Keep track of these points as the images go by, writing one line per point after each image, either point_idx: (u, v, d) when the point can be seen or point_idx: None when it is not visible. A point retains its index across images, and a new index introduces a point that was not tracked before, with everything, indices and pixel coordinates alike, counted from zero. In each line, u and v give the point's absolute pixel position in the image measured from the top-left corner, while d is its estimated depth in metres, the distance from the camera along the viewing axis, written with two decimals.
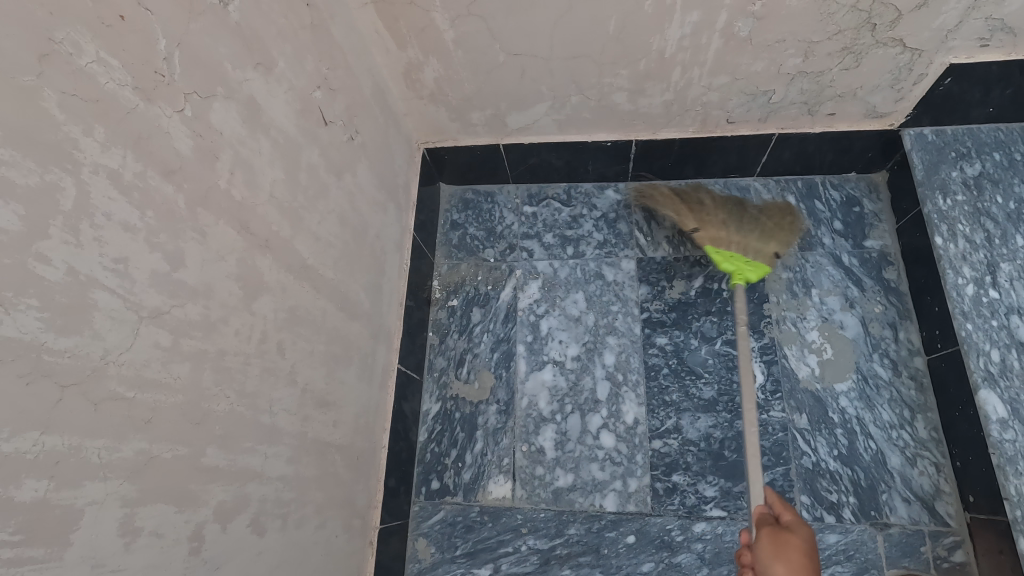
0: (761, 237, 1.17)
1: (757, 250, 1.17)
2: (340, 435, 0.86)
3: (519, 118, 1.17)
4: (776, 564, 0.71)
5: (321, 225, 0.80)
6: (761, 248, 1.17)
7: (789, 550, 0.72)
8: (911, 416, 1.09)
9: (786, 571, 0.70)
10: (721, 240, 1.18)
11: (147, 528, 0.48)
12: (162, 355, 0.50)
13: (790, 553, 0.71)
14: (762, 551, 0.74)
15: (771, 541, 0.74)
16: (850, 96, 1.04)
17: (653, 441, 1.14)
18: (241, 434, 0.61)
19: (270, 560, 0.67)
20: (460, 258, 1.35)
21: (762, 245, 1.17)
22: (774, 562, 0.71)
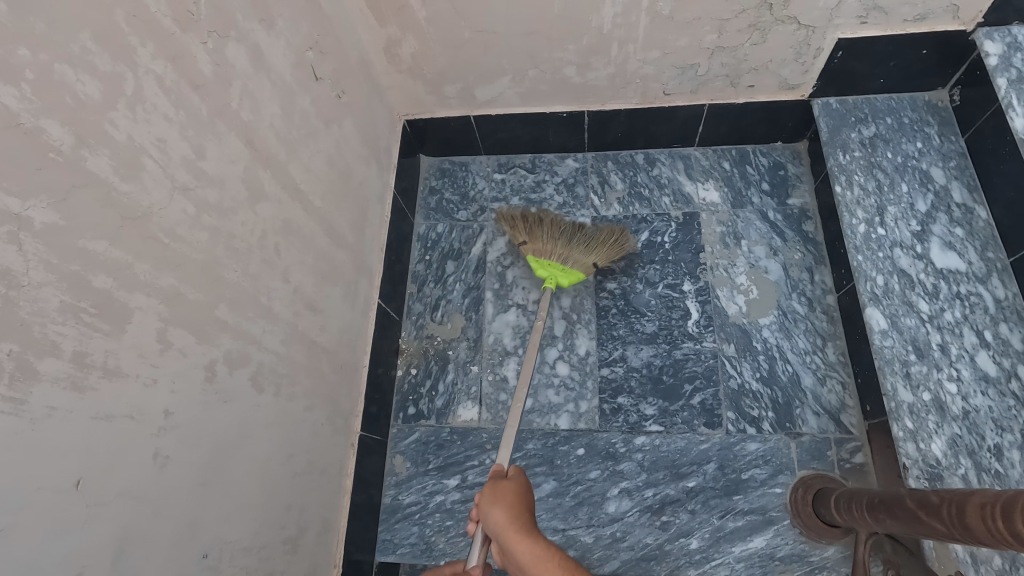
0: (581, 250, 1.30)
1: (575, 261, 1.29)
2: (326, 340, 1.02)
3: (485, 91, 1.35)
4: (495, 509, 0.76)
5: (311, 159, 0.97)
6: (581, 259, 1.30)
7: (504, 494, 0.78)
8: (822, 343, 1.26)
9: (504, 514, 0.75)
10: (549, 253, 1.30)
11: (176, 344, 0.65)
12: (188, 220, 0.67)
13: (506, 500, 0.77)
14: (485, 500, 0.79)
15: (492, 491, 0.79)
16: (764, 70, 1.23)
17: (601, 369, 1.31)
18: (245, 303, 0.78)
19: (267, 415, 0.83)
20: (437, 219, 1.53)
21: (584, 255, 1.30)
22: (489, 505, 0.77)
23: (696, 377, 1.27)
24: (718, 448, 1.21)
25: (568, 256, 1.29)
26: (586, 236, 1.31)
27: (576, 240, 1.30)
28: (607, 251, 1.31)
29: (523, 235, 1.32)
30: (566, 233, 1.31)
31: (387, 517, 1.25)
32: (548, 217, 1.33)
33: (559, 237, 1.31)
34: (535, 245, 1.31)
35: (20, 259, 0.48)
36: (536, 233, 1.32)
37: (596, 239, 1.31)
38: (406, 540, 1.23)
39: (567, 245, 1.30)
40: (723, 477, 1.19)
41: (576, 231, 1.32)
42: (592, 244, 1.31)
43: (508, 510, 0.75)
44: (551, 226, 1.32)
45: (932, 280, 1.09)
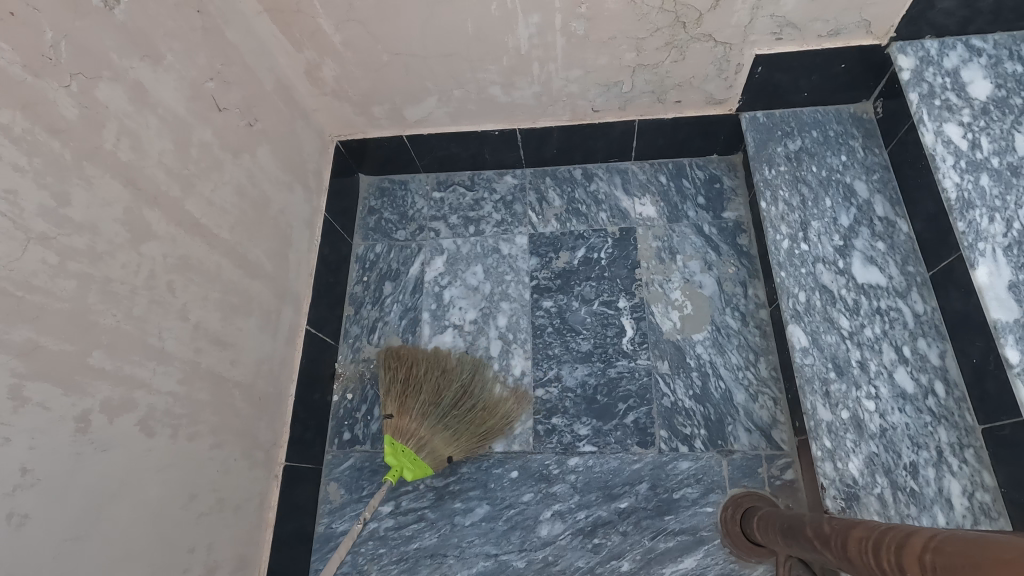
0: (443, 439, 1.17)
1: (430, 450, 1.16)
2: (238, 373, 1.01)
3: (414, 111, 1.35)
4: None
5: (215, 192, 0.96)
6: (438, 450, 1.17)
7: None
8: (755, 358, 1.26)
9: None
10: (407, 434, 1.16)
11: (36, 399, 0.63)
12: (49, 269, 0.66)
13: None
14: None
15: None
16: (688, 86, 1.24)
17: (536, 389, 1.30)
18: (129, 347, 0.76)
19: (161, 458, 0.82)
20: (376, 239, 1.51)
21: (441, 444, 1.17)
22: None
23: (630, 395, 1.26)
24: (650, 467, 1.20)
25: (425, 442, 1.16)
26: (459, 421, 1.19)
27: (442, 424, 1.17)
28: (478, 434, 1.21)
29: (393, 408, 1.20)
30: (440, 415, 1.18)
31: (320, 546, 1.24)
32: (426, 393, 1.20)
33: (432, 416, 1.17)
34: (403, 422, 1.18)
35: None
36: (404, 407, 1.19)
37: (467, 427, 1.20)
38: (339, 569, 1.21)
39: (435, 426, 1.17)
40: (655, 497, 1.18)
41: (433, 407, 1.18)
42: (460, 434, 1.19)
43: None
44: (409, 396, 1.21)
45: (853, 296, 1.09)
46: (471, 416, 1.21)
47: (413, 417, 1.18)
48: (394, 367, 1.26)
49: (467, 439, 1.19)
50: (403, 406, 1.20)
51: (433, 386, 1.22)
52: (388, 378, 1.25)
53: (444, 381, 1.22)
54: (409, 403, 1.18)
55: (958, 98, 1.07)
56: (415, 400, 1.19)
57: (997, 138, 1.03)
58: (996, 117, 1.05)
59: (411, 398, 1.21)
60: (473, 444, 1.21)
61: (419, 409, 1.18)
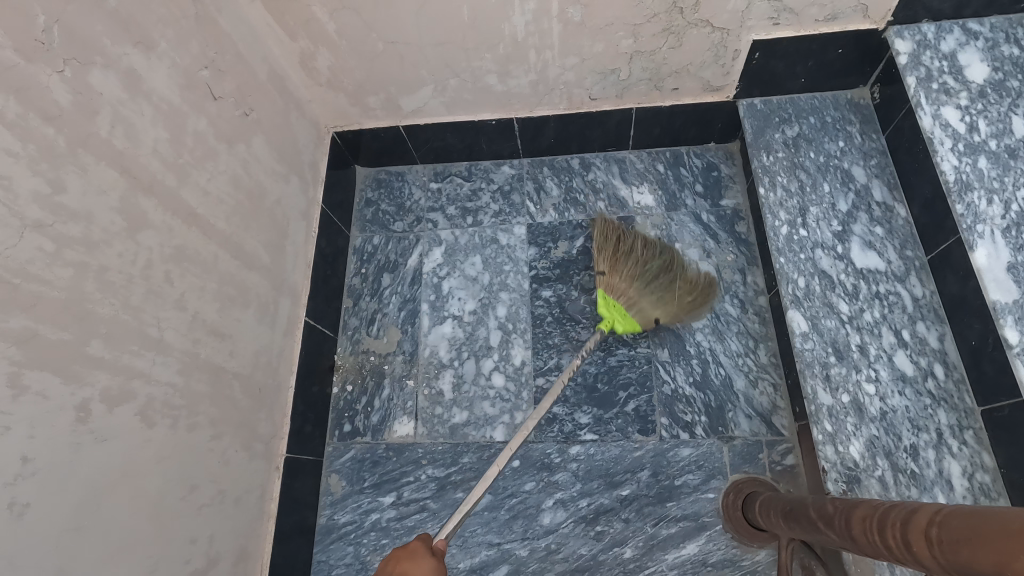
0: (654, 302, 1.23)
1: (644, 312, 1.23)
2: (237, 364, 1.01)
3: (410, 101, 1.34)
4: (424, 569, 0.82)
5: (211, 182, 0.95)
6: (648, 310, 1.23)
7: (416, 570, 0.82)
8: (754, 345, 1.26)
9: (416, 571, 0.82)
10: (619, 292, 1.25)
11: (33, 388, 0.63)
12: (44, 257, 0.65)
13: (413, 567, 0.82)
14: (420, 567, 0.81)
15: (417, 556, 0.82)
16: (685, 73, 1.24)
17: (537, 379, 1.30)
18: (127, 337, 0.76)
19: (159, 449, 0.81)
20: (373, 231, 1.50)
21: (652, 307, 1.24)
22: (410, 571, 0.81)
23: (631, 383, 1.27)
24: (652, 454, 1.20)
25: (633, 301, 1.23)
26: (659, 282, 1.24)
27: (650, 288, 1.24)
28: (686, 302, 1.26)
29: (603, 265, 1.29)
30: (649, 277, 1.25)
31: (322, 538, 1.23)
32: (633, 256, 1.27)
33: (639, 277, 1.25)
34: (611, 279, 1.27)
35: None
36: (615, 265, 1.28)
37: (669, 291, 1.24)
38: (341, 561, 1.21)
39: (641, 289, 1.24)
40: (657, 483, 1.18)
41: (643, 271, 1.26)
42: (665, 294, 1.24)
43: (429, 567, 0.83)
44: (619, 258, 1.28)
45: (852, 281, 1.09)
46: (682, 285, 1.26)
47: (624, 275, 1.26)
48: (603, 230, 1.32)
49: (679, 298, 1.24)
50: (612, 264, 1.28)
51: (649, 253, 1.28)
52: (600, 241, 1.31)
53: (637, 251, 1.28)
54: (621, 263, 1.27)
55: (955, 81, 1.07)
56: (625, 262, 1.27)
57: (993, 121, 1.03)
58: (993, 100, 1.05)
59: (625, 252, 1.28)
60: (681, 310, 1.25)
61: (618, 257, 1.28)
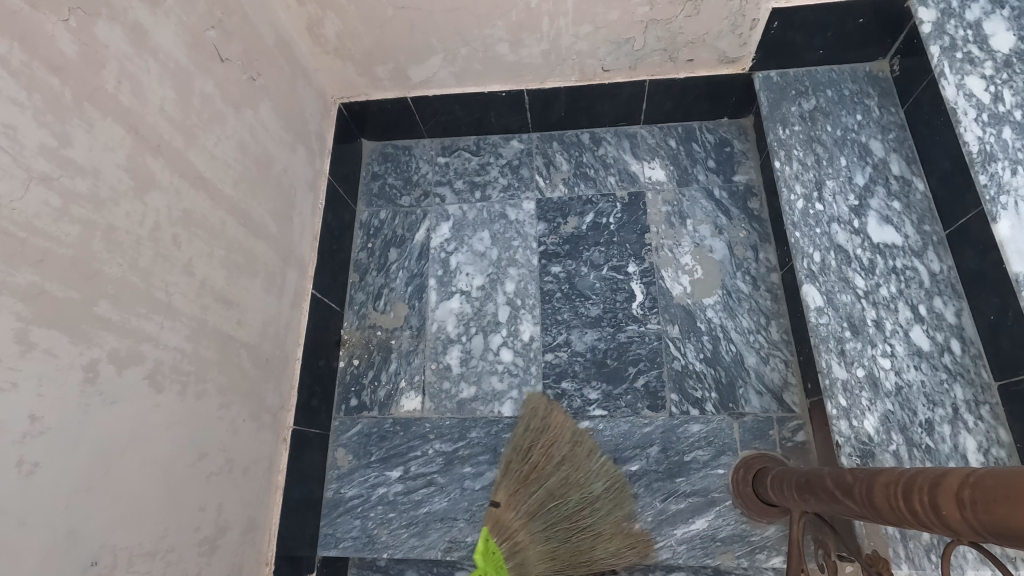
0: (540, 551, 1.00)
1: (527, 566, 0.98)
2: (245, 333, 0.99)
3: (419, 71, 1.32)
4: None
5: (218, 146, 0.93)
6: (532, 566, 0.99)
7: None
8: (766, 322, 1.25)
9: None
10: (541, 543, 1.00)
11: (42, 345, 0.61)
12: (53, 212, 0.63)
13: None
14: None
15: None
16: (701, 43, 1.22)
17: (545, 354, 1.29)
18: (136, 300, 0.74)
19: (168, 415, 0.80)
20: (380, 206, 1.49)
21: (531, 563, 0.99)
22: None
23: (640, 359, 1.26)
24: (661, 430, 1.20)
25: (520, 554, 0.97)
26: (563, 538, 1.02)
27: (549, 536, 1.01)
28: (573, 563, 1.04)
29: (502, 494, 1.03)
30: (546, 521, 1.02)
31: (329, 511, 1.23)
32: (545, 481, 1.06)
33: (538, 520, 1.01)
34: (505, 516, 1.00)
35: None
36: (514, 497, 1.03)
37: (566, 545, 1.03)
38: (349, 534, 1.21)
39: (536, 533, 1.00)
40: (666, 459, 1.18)
41: (546, 518, 1.02)
42: (558, 552, 1.02)
43: None
44: (527, 485, 1.05)
45: (868, 255, 1.08)
46: (581, 536, 1.04)
47: (524, 508, 1.02)
48: (532, 431, 1.16)
49: (574, 561, 1.03)
50: (517, 492, 1.04)
51: (570, 487, 1.07)
52: (520, 451, 1.12)
53: (569, 475, 1.08)
54: (541, 492, 1.04)
55: (979, 50, 1.04)
56: (535, 492, 1.04)
57: (1019, 91, 1.01)
58: (1018, 70, 1.02)
59: (552, 449, 1.13)
60: (567, 562, 1.03)
61: (533, 477, 1.06)
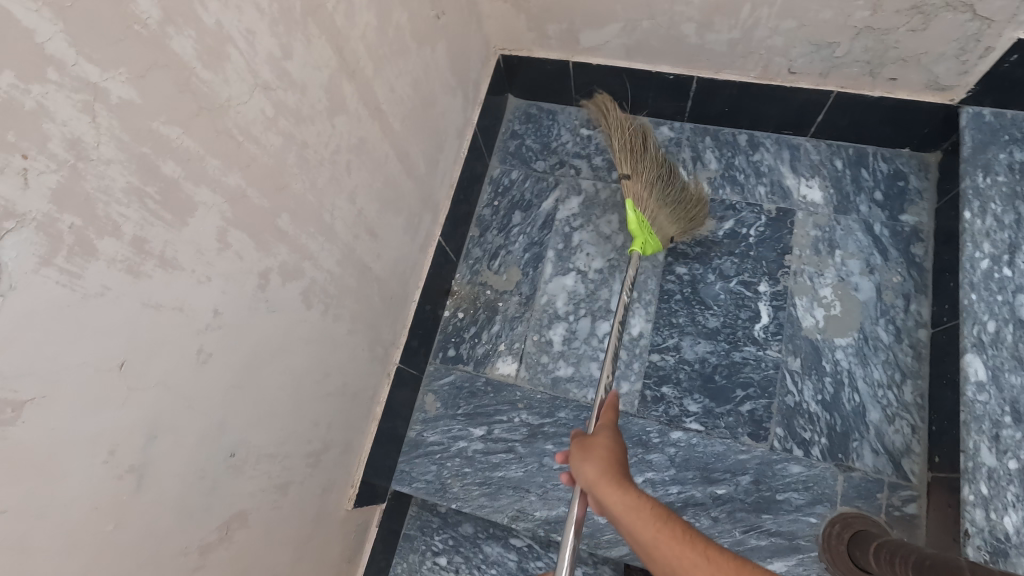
0: (668, 221, 1.26)
1: (660, 225, 1.24)
2: (380, 267, 1.01)
3: (591, 37, 1.27)
4: (587, 465, 0.78)
5: (398, 79, 0.93)
6: (664, 225, 1.25)
7: (593, 450, 0.80)
8: (901, 380, 1.15)
9: (591, 467, 0.77)
10: (641, 202, 1.20)
11: (234, 246, 0.64)
12: (264, 121, 0.64)
13: (595, 454, 0.79)
14: (580, 459, 0.80)
15: (581, 448, 0.81)
16: (914, 62, 1.11)
17: (651, 354, 1.25)
18: (308, 218, 0.76)
19: (309, 332, 0.83)
20: (513, 165, 1.47)
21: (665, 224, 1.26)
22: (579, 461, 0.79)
23: (751, 383, 1.19)
24: (758, 461, 1.14)
25: (655, 214, 1.22)
26: (676, 196, 1.24)
27: (664, 196, 1.24)
28: (689, 218, 1.27)
29: (626, 168, 1.20)
30: (664, 183, 1.24)
31: (408, 450, 1.27)
32: (649, 155, 1.24)
33: (655, 181, 1.23)
34: (636, 185, 1.20)
35: (92, 130, 0.46)
36: (637, 168, 1.20)
37: (682, 206, 1.27)
38: (422, 477, 1.25)
39: (659, 199, 1.23)
40: (756, 492, 1.13)
41: (661, 180, 1.24)
42: (683, 214, 1.25)
43: (600, 466, 0.77)
44: (636, 152, 1.22)
45: None
46: (684, 204, 1.27)
47: (639, 184, 1.21)
48: (619, 121, 1.23)
49: (684, 219, 1.26)
50: (632, 163, 1.19)
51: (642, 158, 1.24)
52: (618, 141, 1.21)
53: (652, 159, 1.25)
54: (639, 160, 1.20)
55: None
56: (645, 160, 1.21)
57: None
58: None
59: (644, 139, 1.22)
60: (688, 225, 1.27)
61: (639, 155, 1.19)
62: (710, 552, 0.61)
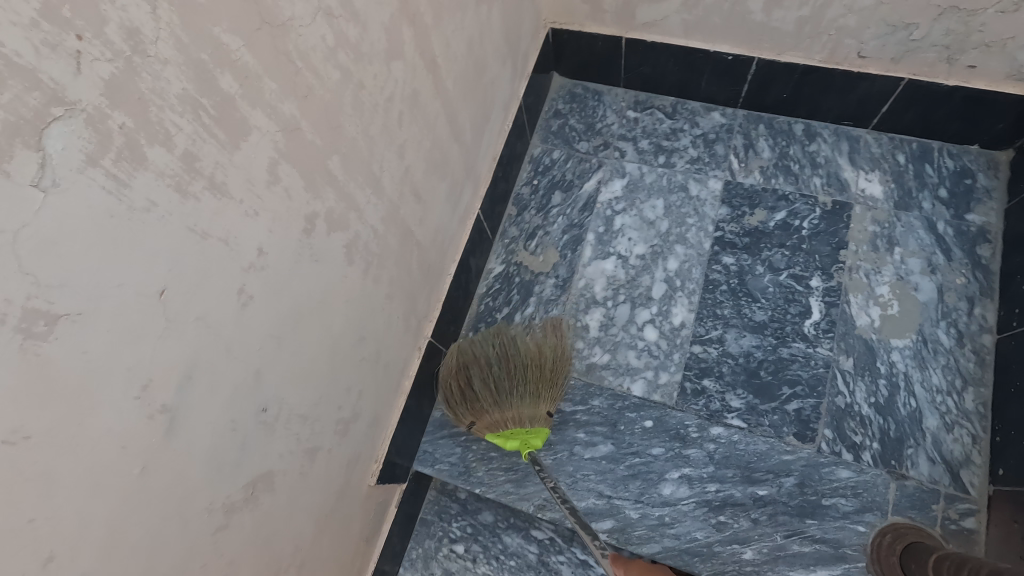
0: (526, 403, 1.06)
1: (532, 417, 1.07)
2: (422, 233, 0.96)
3: (650, 11, 1.23)
4: None
5: (455, 34, 0.89)
6: (532, 413, 1.07)
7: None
8: (962, 386, 1.08)
9: None
10: (500, 422, 1.07)
11: (284, 182, 0.59)
12: (325, 50, 0.60)
13: None
14: None
15: None
16: (998, 49, 1.06)
17: (693, 345, 1.19)
18: (357, 166, 0.72)
19: (350, 290, 0.78)
20: (555, 144, 1.41)
21: (533, 408, 1.07)
22: None
23: (799, 382, 1.13)
24: (803, 464, 1.08)
25: (526, 418, 1.06)
26: (521, 381, 1.06)
27: (512, 391, 1.06)
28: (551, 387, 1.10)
29: (466, 417, 1.10)
30: (501, 388, 1.06)
31: (433, 430, 1.22)
32: (472, 367, 1.10)
33: (493, 389, 1.07)
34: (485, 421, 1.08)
35: (151, 22, 0.41)
36: (471, 409, 1.09)
37: (531, 376, 1.08)
38: (445, 459, 1.20)
39: (527, 397, 1.07)
40: (800, 495, 1.06)
41: (500, 382, 1.07)
42: (536, 390, 1.08)
43: None
44: (468, 395, 1.10)
45: None
46: (530, 365, 1.09)
47: (491, 412, 1.07)
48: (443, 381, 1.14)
49: (542, 386, 1.08)
50: (466, 408, 1.10)
51: (495, 372, 1.08)
52: (454, 405, 1.11)
53: (493, 364, 1.09)
54: (472, 402, 1.08)
55: None
56: (472, 395, 1.09)
57: None
58: None
59: (461, 368, 1.12)
60: (553, 387, 1.10)
61: (468, 404, 1.09)
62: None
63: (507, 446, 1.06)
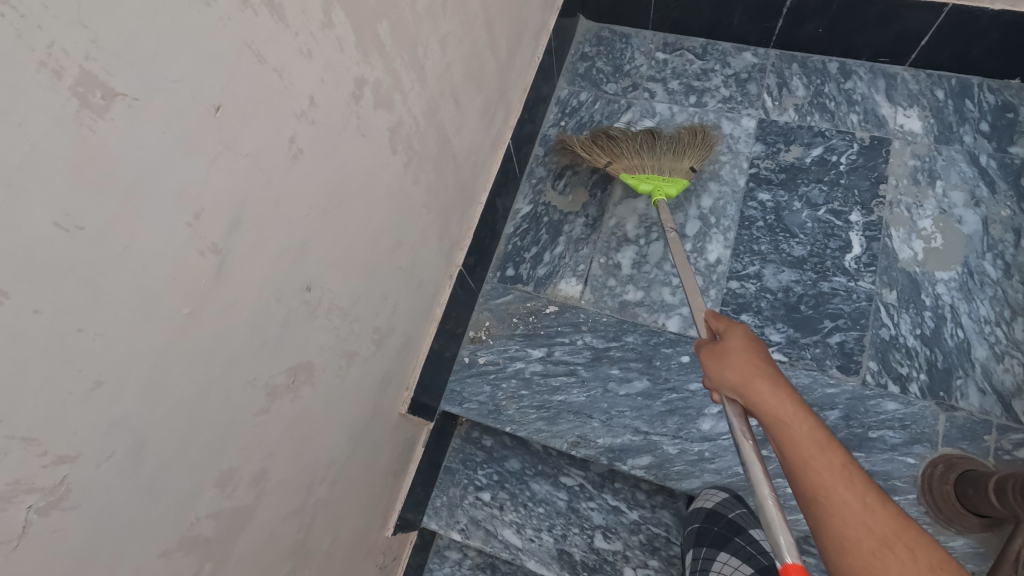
0: (673, 154, 1.16)
1: (673, 168, 1.16)
2: (458, 146, 0.93)
3: None
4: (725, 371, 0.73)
5: None
6: (676, 167, 1.16)
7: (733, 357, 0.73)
8: (1010, 316, 1.05)
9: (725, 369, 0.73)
10: (641, 167, 1.16)
11: (337, 30, 0.56)
12: None
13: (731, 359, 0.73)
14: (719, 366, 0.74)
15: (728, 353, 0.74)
16: None
17: (730, 281, 1.15)
18: (404, 42, 0.68)
19: (391, 184, 0.75)
20: (582, 87, 1.38)
21: (677, 162, 1.16)
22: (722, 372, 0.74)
23: (841, 315, 1.09)
24: (848, 396, 1.04)
25: (666, 167, 1.15)
26: (671, 139, 1.17)
27: (660, 144, 1.16)
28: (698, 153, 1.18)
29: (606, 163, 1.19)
30: (647, 136, 1.17)
31: (460, 370, 1.18)
32: (615, 129, 1.21)
33: (638, 136, 1.17)
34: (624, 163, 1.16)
35: None
36: (615, 154, 1.17)
37: (677, 138, 1.18)
38: (474, 398, 1.16)
39: (667, 150, 1.16)
40: (846, 429, 1.02)
41: (655, 133, 1.18)
42: (682, 149, 1.17)
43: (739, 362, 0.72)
44: (611, 142, 1.18)
45: None
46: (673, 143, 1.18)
47: (633, 157, 1.16)
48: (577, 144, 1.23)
49: (689, 145, 1.17)
50: (608, 153, 1.19)
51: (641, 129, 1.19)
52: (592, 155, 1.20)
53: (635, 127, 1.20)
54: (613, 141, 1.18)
55: None
56: (616, 138, 1.18)
57: None
58: None
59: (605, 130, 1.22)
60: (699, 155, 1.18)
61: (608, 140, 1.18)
62: (848, 476, 0.57)
63: (641, 186, 1.13)
